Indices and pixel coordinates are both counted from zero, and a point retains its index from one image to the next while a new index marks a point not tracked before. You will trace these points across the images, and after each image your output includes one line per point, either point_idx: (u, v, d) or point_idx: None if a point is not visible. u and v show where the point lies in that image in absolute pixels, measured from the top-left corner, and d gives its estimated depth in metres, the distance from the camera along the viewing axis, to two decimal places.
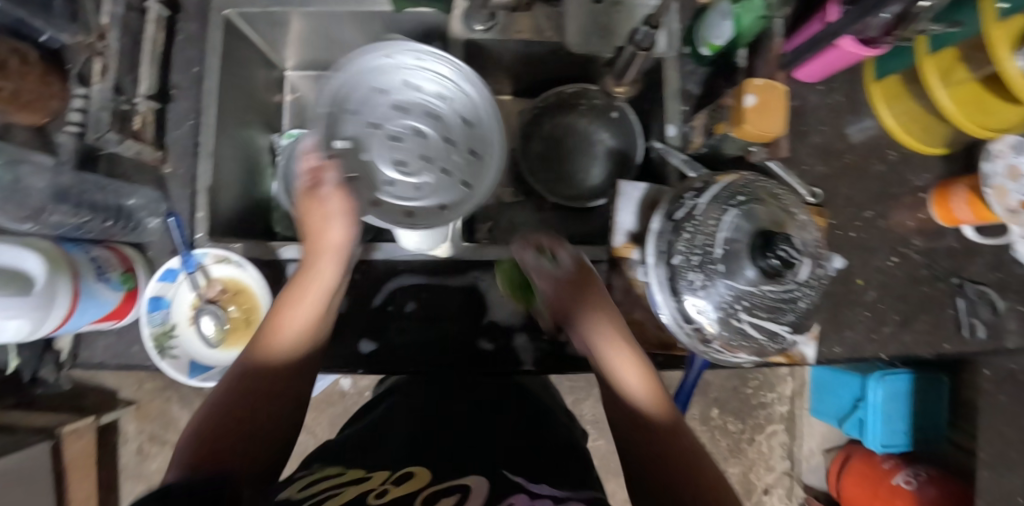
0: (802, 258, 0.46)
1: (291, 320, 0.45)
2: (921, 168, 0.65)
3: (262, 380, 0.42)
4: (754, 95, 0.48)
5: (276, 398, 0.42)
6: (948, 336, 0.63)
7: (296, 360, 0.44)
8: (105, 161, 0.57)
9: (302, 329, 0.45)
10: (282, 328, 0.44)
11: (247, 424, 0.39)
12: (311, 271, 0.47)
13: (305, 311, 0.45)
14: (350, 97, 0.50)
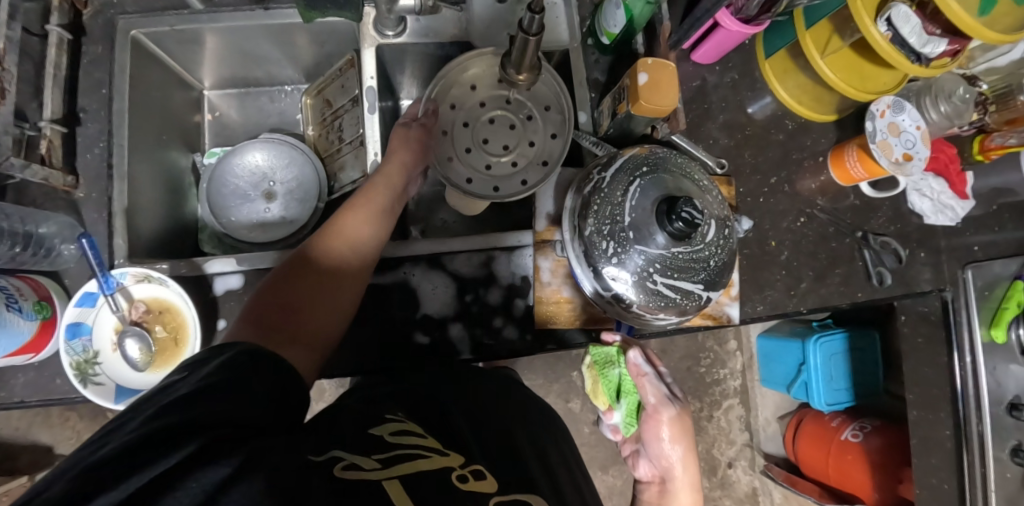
0: (706, 219, 0.49)
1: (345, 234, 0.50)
2: (818, 134, 0.71)
3: (299, 279, 0.47)
4: (645, 73, 0.52)
5: (324, 301, 0.46)
6: (858, 286, 0.69)
7: (351, 259, 0.50)
8: (12, 191, 0.56)
9: (347, 242, 0.50)
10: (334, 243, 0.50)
11: (300, 289, 0.46)
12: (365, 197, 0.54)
13: (364, 223, 0.52)
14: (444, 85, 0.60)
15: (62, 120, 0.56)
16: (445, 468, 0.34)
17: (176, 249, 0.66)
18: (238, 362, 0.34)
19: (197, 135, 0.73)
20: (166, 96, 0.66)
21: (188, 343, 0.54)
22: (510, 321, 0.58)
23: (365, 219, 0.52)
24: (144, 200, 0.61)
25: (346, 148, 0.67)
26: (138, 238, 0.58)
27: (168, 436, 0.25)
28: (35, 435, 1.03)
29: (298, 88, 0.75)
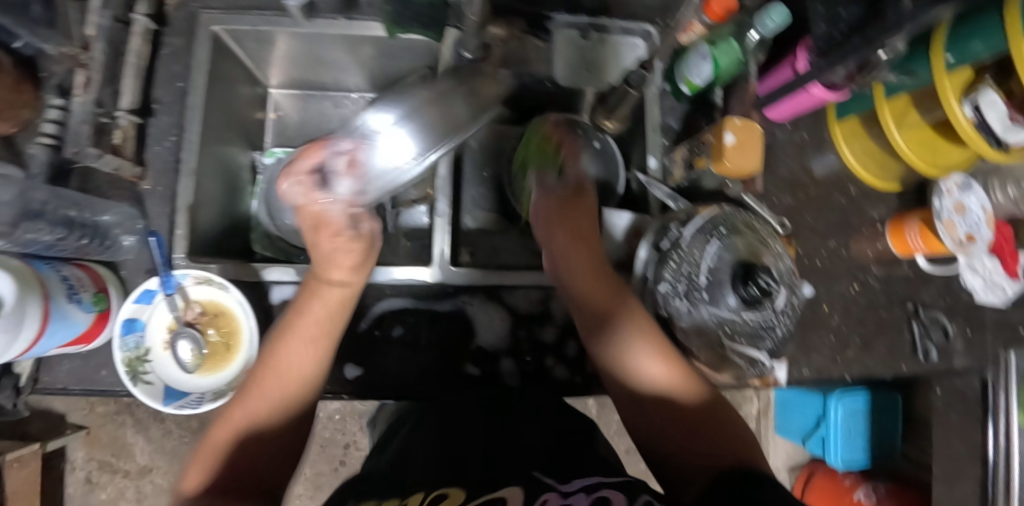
0: (779, 288, 0.50)
1: (284, 382, 0.47)
2: (877, 202, 0.71)
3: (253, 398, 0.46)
4: (732, 133, 0.52)
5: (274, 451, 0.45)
6: (903, 357, 0.68)
7: (291, 404, 0.47)
8: (77, 176, 0.55)
9: (289, 369, 0.47)
10: (270, 381, 0.46)
11: (264, 421, 0.45)
12: (299, 315, 0.48)
13: (307, 353, 0.48)
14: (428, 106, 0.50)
15: (137, 109, 0.56)
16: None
17: (228, 248, 0.65)
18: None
19: (258, 132, 0.73)
20: (235, 92, 0.66)
21: (240, 350, 0.53)
22: (561, 361, 0.57)
23: (309, 350, 0.48)
24: (206, 196, 0.60)
25: None
26: (198, 235, 0.58)
27: None
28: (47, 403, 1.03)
29: (362, 96, 0.75)
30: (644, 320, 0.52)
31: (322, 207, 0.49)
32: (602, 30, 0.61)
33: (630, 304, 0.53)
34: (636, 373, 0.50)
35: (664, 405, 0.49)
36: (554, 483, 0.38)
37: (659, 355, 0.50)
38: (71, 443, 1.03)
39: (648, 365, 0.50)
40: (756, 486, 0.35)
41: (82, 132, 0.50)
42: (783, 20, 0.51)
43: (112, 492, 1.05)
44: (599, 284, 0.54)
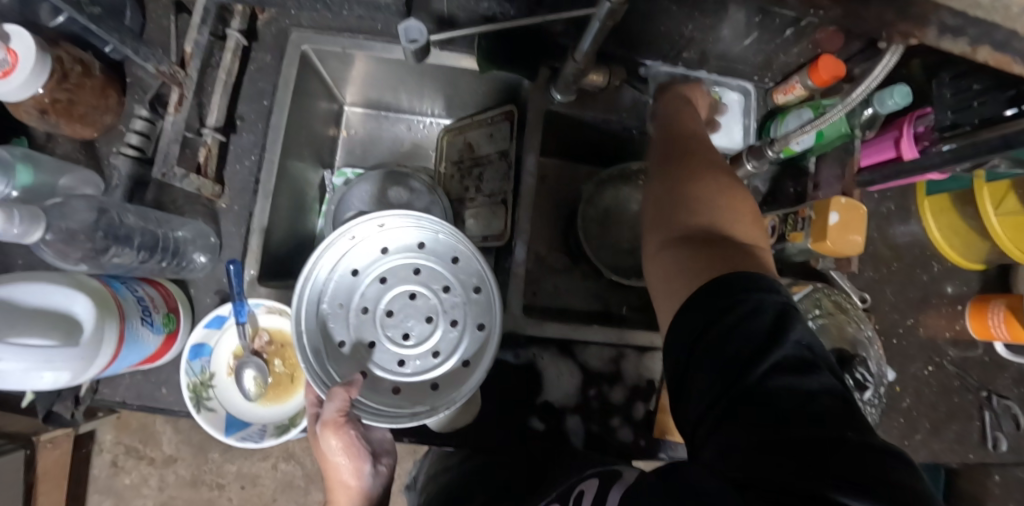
0: (874, 381, 0.48)
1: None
2: (959, 280, 0.68)
3: None
4: (836, 212, 0.49)
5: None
6: (971, 446, 0.66)
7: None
8: (154, 189, 0.53)
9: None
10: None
11: None
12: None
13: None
14: (334, 296, 0.47)
15: (222, 127, 0.55)
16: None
17: (293, 267, 0.64)
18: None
19: (330, 150, 0.72)
20: (312, 109, 0.64)
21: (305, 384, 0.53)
22: (627, 424, 0.56)
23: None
24: (279, 218, 0.59)
25: (479, 201, 0.65)
26: (270, 258, 0.57)
27: None
28: None
29: (437, 121, 0.74)
30: (745, 211, 0.38)
31: (335, 453, 0.41)
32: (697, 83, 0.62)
33: (725, 176, 0.40)
34: (706, 222, 0.37)
35: (691, 200, 0.38)
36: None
37: (729, 207, 0.38)
38: (101, 426, 1.04)
39: (731, 217, 0.37)
40: (750, 284, 0.30)
41: (171, 152, 0.49)
42: (905, 101, 0.47)
43: (136, 479, 1.05)
44: (703, 174, 0.40)
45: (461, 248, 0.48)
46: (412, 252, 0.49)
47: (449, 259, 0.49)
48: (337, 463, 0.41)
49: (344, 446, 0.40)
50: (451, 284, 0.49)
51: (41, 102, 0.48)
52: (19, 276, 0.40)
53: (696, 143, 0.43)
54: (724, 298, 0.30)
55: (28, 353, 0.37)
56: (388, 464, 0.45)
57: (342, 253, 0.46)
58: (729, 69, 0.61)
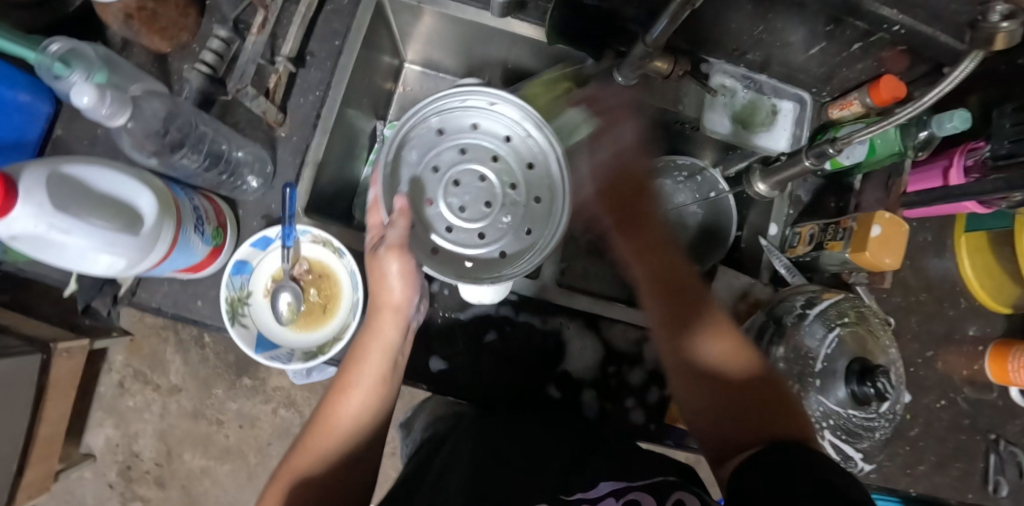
0: (893, 394, 0.48)
1: (343, 420, 0.44)
2: (984, 321, 0.68)
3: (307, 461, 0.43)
4: (879, 225, 0.50)
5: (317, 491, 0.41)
6: (972, 486, 0.65)
7: (354, 443, 0.44)
8: (218, 107, 0.56)
9: (341, 439, 0.43)
10: (326, 441, 0.43)
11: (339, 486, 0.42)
12: (357, 362, 0.45)
13: (365, 406, 0.44)
14: (412, 140, 0.46)
15: (292, 58, 0.56)
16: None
17: (336, 208, 0.66)
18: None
19: (384, 103, 0.73)
20: (376, 58, 0.66)
21: (336, 316, 0.54)
22: (640, 406, 0.57)
23: (363, 401, 0.44)
24: (331, 156, 0.61)
25: None
26: (317, 192, 0.58)
27: None
28: None
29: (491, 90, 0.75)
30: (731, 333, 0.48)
31: (392, 276, 0.42)
32: (755, 87, 0.62)
33: (680, 271, 0.51)
34: (717, 367, 0.46)
35: (721, 383, 0.46)
36: (582, 496, 0.37)
37: (720, 340, 0.48)
38: (114, 347, 1.07)
39: (717, 345, 0.47)
40: (833, 468, 0.31)
41: (247, 72, 0.50)
42: (962, 125, 0.48)
43: (140, 402, 1.08)
44: (670, 273, 0.50)
45: (546, 155, 0.45)
46: (497, 138, 0.47)
47: (525, 162, 0.46)
48: (386, 280, 0.43)
49: (404, 270, 0.42)
50: (519, 184, 0.46)
51: (128, 6, 0.50)
52: (88, 157, 0.42)
53: (638, 182, 0.53)
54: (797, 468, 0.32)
55: (94, 232, 0.39)
56: (420, 319, 0.48)
57: (438, 104, 0.45)
58: (790, 76, 0.61)
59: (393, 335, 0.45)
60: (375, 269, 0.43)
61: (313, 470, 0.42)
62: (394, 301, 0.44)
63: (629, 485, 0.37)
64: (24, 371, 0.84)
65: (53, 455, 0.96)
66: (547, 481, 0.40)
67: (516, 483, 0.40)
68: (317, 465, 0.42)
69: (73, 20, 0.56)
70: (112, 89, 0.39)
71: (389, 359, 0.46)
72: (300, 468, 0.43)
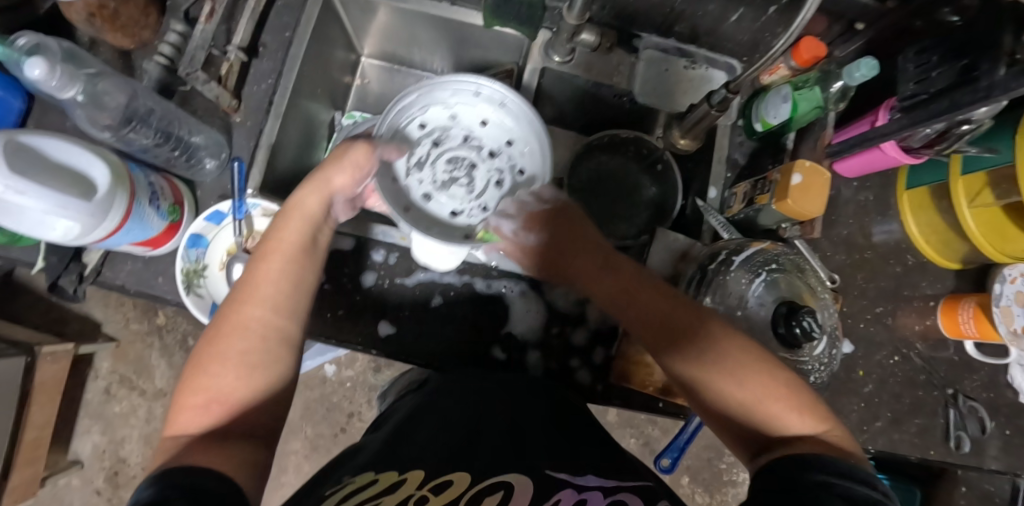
0: (821, 334, 0.50)
1: (265, 286, 0.42)
2: (933, 277, 0.69)
3: (200, 356, 0.39)
4: (800, 174, 0.53)
5: (248, 358, 0.39)
6: (935, 443, 0.65)
7: (283, 310, 0.42)
8: (179, 98, 0.60)
9: (269, 309, 0.41)
10: (251, 312, 0.41)
11: (248, 417, 0.39)
12: (280, 231, 0.45)
13: (279, 281, 0.43)
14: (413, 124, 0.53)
15: (246, 48, 0.60)
16: (404, 498, 0.33)
17: (299, 193, 0.70)
18: (184, 484, 0.29)
19: (343, 95, 0.78)
20: (333, 54, 0.71)
21: None
22: (586, 366, 0.59)
23: (284, 270, 0.43)
24: (287, 141, 0.65)
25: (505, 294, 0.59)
26: (273, 174, 0.62)
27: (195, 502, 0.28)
28: (88, 309, 1.09)
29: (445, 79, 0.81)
30: (750, 361, 0.42)
31: (348, 161, 0.48)
32: (689, 58, 0.65)
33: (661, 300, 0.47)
34: (719, 390, 0.42)
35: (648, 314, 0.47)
36: (569, 478, 0.36)
37: (729, 373, 0.42)
38: (100, 353, 1.09)
39: (744, 382, 0.41)
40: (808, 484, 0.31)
41: (198, 57, 0.54)
42: (870, 74, 0.51)
43: (126, 407, 1.09)
44: (643, 296, 0.48)
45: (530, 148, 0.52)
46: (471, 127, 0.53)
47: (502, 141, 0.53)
48: (340, 164, 0.48)
49: (360, 160, 0.49)
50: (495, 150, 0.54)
51: (91, 5, 0.52)
52: (45, 131, 0.44)
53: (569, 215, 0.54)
54: (791, 488, 0.31)
55: (49, 193, 0.41)
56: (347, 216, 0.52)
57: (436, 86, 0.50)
58: (719, 47, 0.65)
59: (317, 208, 0.47)
60: (341, 149, 0.49)
61: (238, 343, 0.40)
62: (332, 181, 0.48)
63: (619, 485, 0.36)
64: (9, 373, 0.87)
65: (39, 460, 0.97)
66: (534, 452, 0.39)
67: (504, 450, 0.39)
68: (243, 334, 0.40)
69: (44, 23, 0.60)
70: (61, 65, 0.42)
71: (309, 231, 0.46)
72: (225, 350, 0.39)
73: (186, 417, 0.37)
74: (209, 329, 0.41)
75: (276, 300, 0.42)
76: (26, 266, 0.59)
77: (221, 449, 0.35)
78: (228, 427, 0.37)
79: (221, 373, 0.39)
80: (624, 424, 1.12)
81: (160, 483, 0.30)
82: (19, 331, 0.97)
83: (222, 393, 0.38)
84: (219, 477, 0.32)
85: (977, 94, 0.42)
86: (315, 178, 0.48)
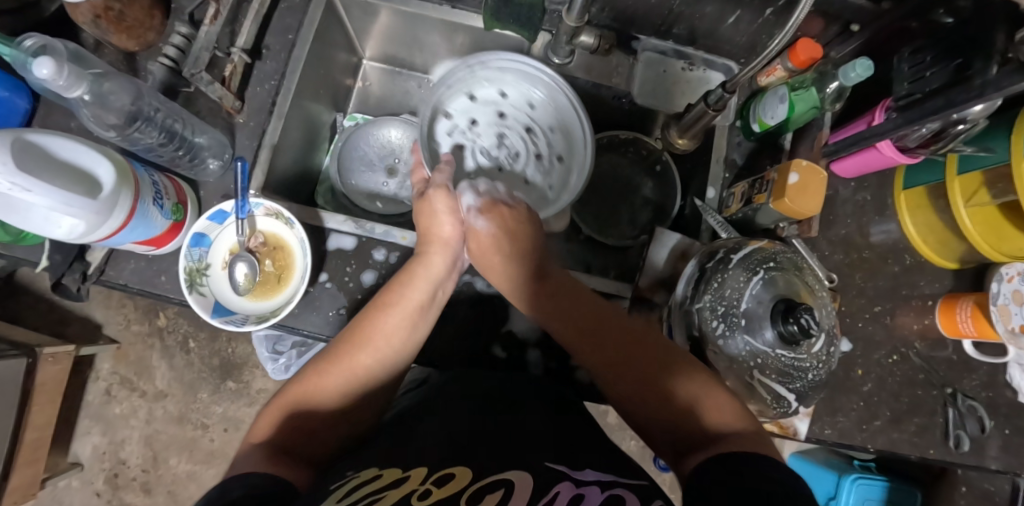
0: (819, 332, 0.51)
1: (386, 340, 0.48)
2: (931, 277, 0.70)
3: (293, 398, 0.45)
4: (797, 173, 0.53)
5: (344, 389, 0.45)
6: (934, 442, 0.65)
7: (384, 362, 0.48)
8: (183, 99, 0.60)
9: (377, 355, 0.47)
10: (363, 356, 0.47)
11: (311, 435, 0.43)
12: (405, 286, 0.50)
13: (406, 329, 0.49)
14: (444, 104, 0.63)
15: (249, 50, 0.61)
16: (406, 494, 0.33)
17: (300, 193, 0.71)
18: (255, 482, 0.33)
19: (345, 97, 0.79)
20: (336, 56, 0.72)
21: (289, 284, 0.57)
22: (586, 364, 0.59)
23: (401, 321, 0.48)
24: (289, 142, 0.65)
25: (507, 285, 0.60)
26: (275, 174, 0.63)
27: None
28: (90, 310, 1.09)
29: None
30: (700, 378, 0.45)
31: (439, 211, 0.54)
32: (687, 60, 0.66)
33: (622, 327, 0.50)
34: (686, 404, 0.44)
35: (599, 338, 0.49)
36: (567, 471, 0.37)
37: (671, 389, 0.45)
38: (102, 354, 1.09)
39: (705, 407, 0.43)
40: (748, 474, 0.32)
41: (202, 58, 0.54)
42: (865, 74, 0.52)
43: (127, 408, 1.10)
44: (606, 325, 0.50)
45: (565, 114, 0.62)
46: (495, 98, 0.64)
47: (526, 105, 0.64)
48: (439, 216, 0.54)
49: (450, 206, 0.54)
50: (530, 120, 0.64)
51: (96, 7, 0.53)
52: (51, 130, 0.45)
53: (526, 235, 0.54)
54: (728, 480, 0.32)
55: (56, 189, 0.41)
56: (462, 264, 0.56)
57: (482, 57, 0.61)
58: (717, 48, 0.65)
59: (442, 265, 0.52)
60: (430, 202, 0.54)
61: (342, 375, 0.46)
62: (444, 235, 0.53)
63: (615, 480, 0.36)
64: (11, 373, 0.87)
65: (39, 461, 0.97)
66: (536, 452, 0.39)
67: (503, 447, 0.40)
68: (352, 372, 0.46)
69: (50, 25, 0.61)
70: (68, 64, 0.43)
71: (430, 290, 0.51)
72: (325, 374, 0.46)
73: (262, 428, 0.43)
74: (312, 363, 0.47)
75: (393, 355, 0.48)
76: (30, 264, 0.59)
77: (285, 463, 0.39)
78: (288, 443, 0.41)
79: (324, 400, 0.45)
80: (624, 426, 1.12)
81: (242, 480, 0.33)
82: (21, 332, 0.97)
83: (303, 413, 0.44)
84: (274, 477, 0.35)
85: (971, 93, 0.42)
86: (433, 237, 0.53)
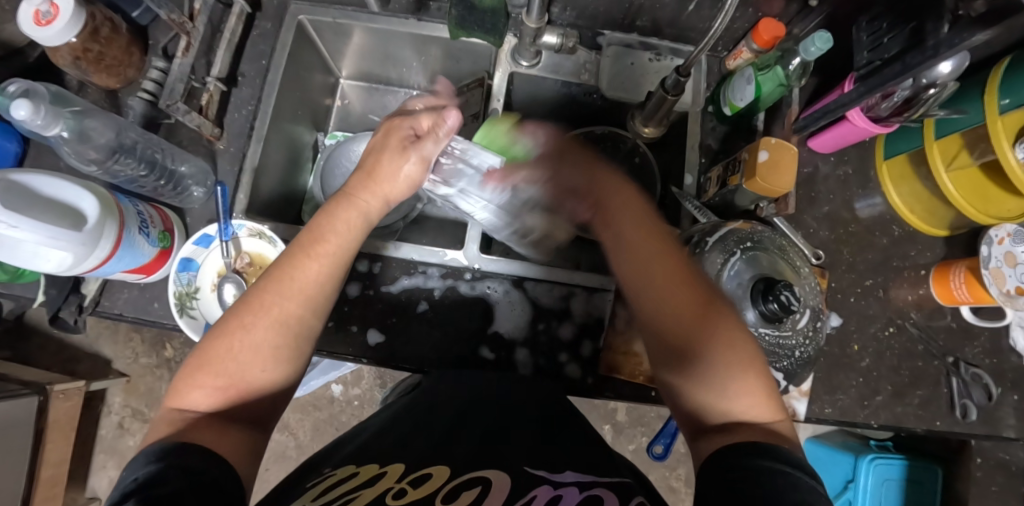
0: (801, 308, 0.50)
1: (313, 292, 0.42)
2: (922, 246, 0.69)
3: (212, 345, 0.39)
4: (766, 151, 0.53)
5: (275, 352, 0.40)
6: (939, 413, 0.64)
7: (317, 313, 0.42)
8: (165, 130, 0.62)
9: (308, 312, 0.41)
10: (287, 308, 0.40)
11: (246, 398, 0.39)
12: (331, 233, 0.43)
13: (333, 282, 0.43)
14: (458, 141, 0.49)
15: (224, 78, 0.63)
16: (381, 492, 0.33)
17: (286, 212, 0.72)
18: (182, 465, 0.30)
19: (325, 116, 0.81)
20: (312, 78, 0.74)
21: None
22: (575, 360, 0.59)
23: (331, 275, 0.43)
24: (271, 164, 0.67)
25: (490, 284, 0.61)
26: (258, 196, 0.64)
27: (171, 486, 0.29)
28: (99, 346, 1.12)
29: (422, 93, 0.83)
30: (751, 358, 0.40)
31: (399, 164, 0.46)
32: (653, 51, 0.66)
33: (680, 273, 0.43)
34: (727, 388, 0.39)
35: (665, 296, 0.42)
36: (546, 475, 0.36)
37: (729, 365, 0.39)
38: (112, 388, 1.11)
39: (741, 390, 0.38)
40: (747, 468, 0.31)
41: (177, 89, 0.56)
42: (825, 47, 0.52)
43: (140, 439, 1.11)
44: (681, 276, 0.42)
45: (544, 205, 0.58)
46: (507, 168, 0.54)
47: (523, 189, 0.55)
48: (400, 166, 0.46)
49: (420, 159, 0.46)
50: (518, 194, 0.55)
51: (75, 49, 0.55)
52: (40, 170, 0.47)
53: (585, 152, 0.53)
54: (746, 468, 0.31)
55: (41, 226, 0.43)
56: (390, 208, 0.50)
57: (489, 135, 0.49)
58: (682, 37, 0.66)
59: (375, 214, 0.46)
60: (397, 146, 0.46)
61: (270, 335, 0.39)
62: (392, 185, 0.46)
63: (595, 480, 0.36)
64: (23, 413, 0.89)
65: (57, 497, 0.99)
66: (517, 452, 0.39)
67: (484, 444, 0.40)
68: (276, 329, 0.40)
69: (34, 70, 0.63)
70: (46, 105, 0.45)
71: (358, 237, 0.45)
72: (250, 325, 0.39)
73: (196, 392, 0.38)
74: (231, 313, 0.40)
75: (311, 308, 0.42)
76: (28, 301, 0.61)
77: (223, 431, 0.36)
78: (231, 410, 0.38)
79: (246, 360, 0.39)
80: (634, 424, 1.11)
81: (165, 462, 0.30)
82: (32, 372, 0.99)
83: (241, 379, 0.39)
84: (220, 460, 0.33)
85: (926, 54, 0.43)
86: (374, 182, 0.45)
